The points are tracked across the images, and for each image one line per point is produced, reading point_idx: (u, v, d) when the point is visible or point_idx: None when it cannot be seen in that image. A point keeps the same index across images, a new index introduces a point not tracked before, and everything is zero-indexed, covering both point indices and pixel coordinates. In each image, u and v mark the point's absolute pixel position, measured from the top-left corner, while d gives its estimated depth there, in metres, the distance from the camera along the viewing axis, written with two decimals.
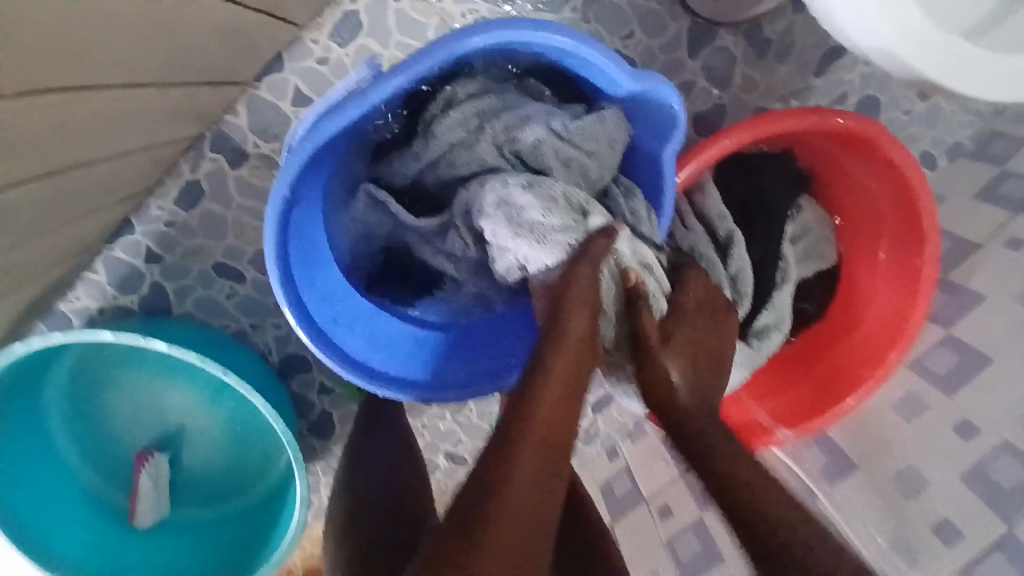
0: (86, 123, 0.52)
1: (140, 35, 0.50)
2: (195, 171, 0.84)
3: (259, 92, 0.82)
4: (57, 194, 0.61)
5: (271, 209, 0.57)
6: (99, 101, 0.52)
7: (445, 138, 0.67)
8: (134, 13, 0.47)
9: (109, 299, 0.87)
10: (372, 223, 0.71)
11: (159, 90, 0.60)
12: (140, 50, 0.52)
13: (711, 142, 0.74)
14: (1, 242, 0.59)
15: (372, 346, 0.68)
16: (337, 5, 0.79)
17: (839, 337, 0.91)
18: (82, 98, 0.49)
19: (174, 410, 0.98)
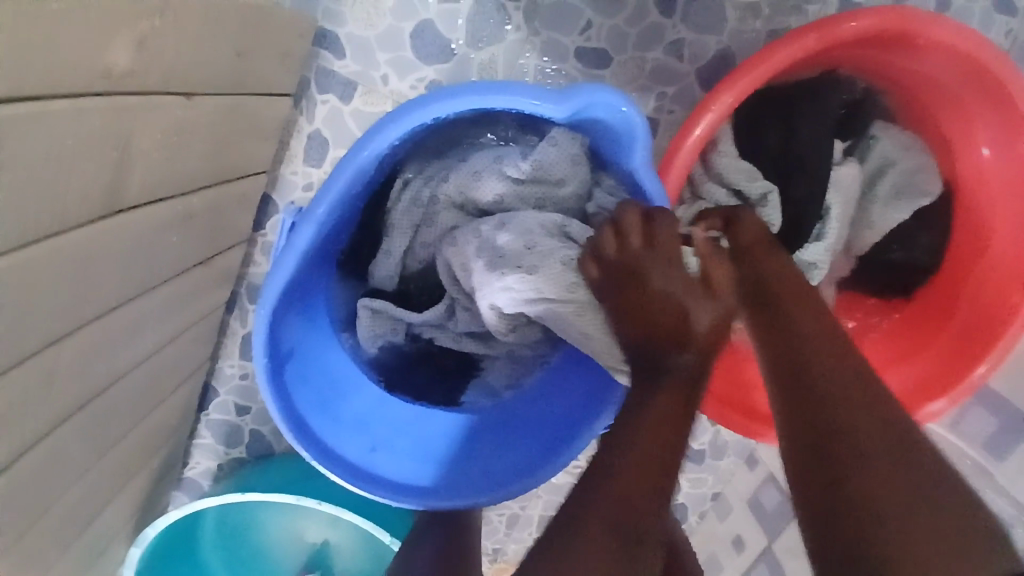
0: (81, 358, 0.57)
1: (118, 264, 0.53)
2: (245, 327, 0.90)
3: (268, 238, 0.86)
4: (112, 411, 0.67)
5: (258, 375, 0.56)
6: (98, 334, 0.56)
7: (410, 219, 0.65)
8: (100, 254, 0.50)
9: (222, 454, 0.98)
10: (383, 329, 0.69)
11: (157, 295, 0.64)
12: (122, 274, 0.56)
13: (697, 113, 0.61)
14: (88, 465, 0.66)
15: (415, 459, 0.66)
16: (298, 131, 0.80)
17: (969, 266, 0.71)
18: (80, 340, 0.53)
19: (315, 524, 1.05)
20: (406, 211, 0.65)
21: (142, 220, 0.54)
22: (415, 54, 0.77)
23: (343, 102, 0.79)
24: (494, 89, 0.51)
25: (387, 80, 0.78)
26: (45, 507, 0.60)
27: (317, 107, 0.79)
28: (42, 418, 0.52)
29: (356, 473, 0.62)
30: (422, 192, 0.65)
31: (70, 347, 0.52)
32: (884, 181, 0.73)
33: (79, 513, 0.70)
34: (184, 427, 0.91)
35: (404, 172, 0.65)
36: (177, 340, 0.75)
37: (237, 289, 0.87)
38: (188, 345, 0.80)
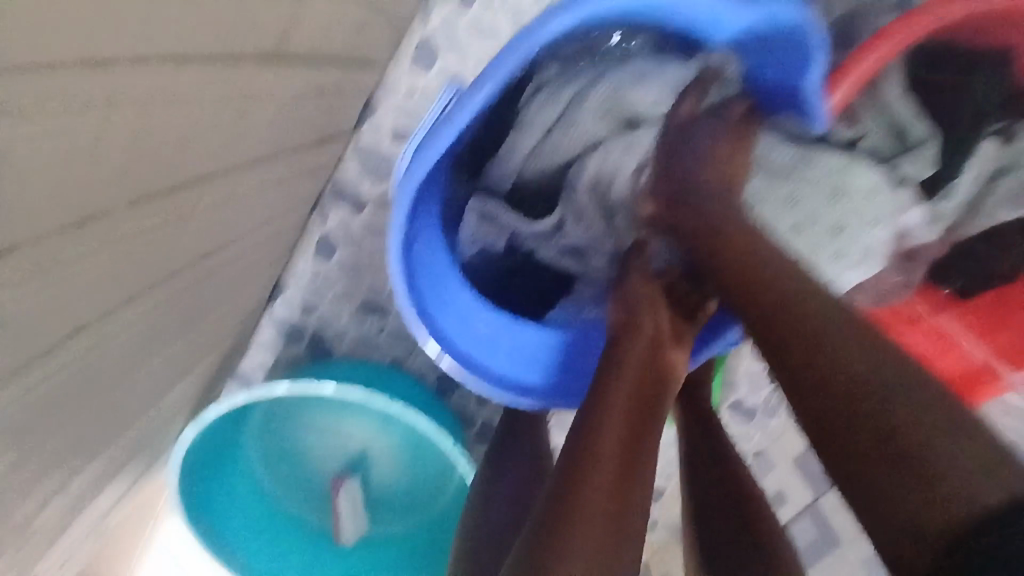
0: (195, 225, 0.55)
1: (237, 122, 0.52)
2: (325, 226, 0.90)
3: (363, 137, 0.84)
4: (200, 285, 0.66)
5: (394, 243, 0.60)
6: (207, 197, 0.54)
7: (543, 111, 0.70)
8: (232, 101, 0.49)
9: (279, 349, 0.98)
10: (489, 233, 0.74)
11: (259, 171, 0.63)
12: (239, 130, 0.54)
13: (862, 55, 0.63)
14: (175, 326, 0.66)
15: (513, 363, 0.71)
16: (412, 31, 0.79)
17: None
18: (193, 197, 0.52)
19: (363, 434, 1.05)
20: (541, 109, 0.69)
21: (263, 80, 0.52)
22: None
23: (462, 4, 0.77)
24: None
25: None
26: (136, 363, 0.61)
27: (435, 7, 0.78)
28: (148, 272, 0.52)
29: (465, 360, 0.69)
30: (563, 96, 0.69)
31: (188, 198, 0.51)
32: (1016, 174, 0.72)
33: (156, 378, 0.70)
34: (252, 316, 0.92)
35: (539, 79, 0.68)
36: (265, 222, 0.75)
37: (324, 187, 0.87)
38: (271, 231, 0.79)
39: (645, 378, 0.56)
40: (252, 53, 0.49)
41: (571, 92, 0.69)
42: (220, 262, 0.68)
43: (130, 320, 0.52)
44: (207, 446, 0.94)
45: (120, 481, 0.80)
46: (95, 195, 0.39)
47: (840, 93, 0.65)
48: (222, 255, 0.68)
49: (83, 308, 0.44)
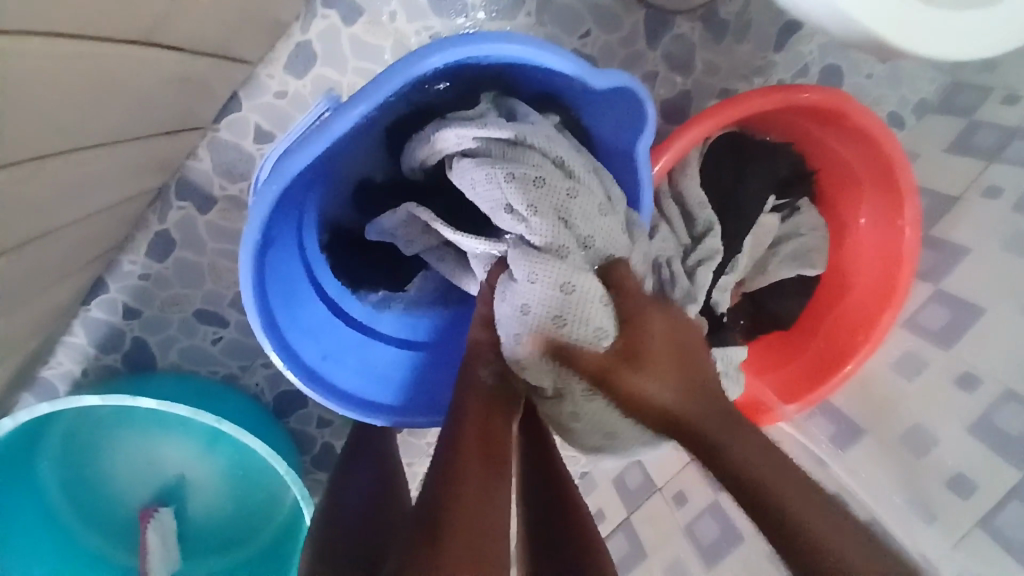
0: (15, 201, 0.50)
1: (80, 99, 0.48)
2: (164, 223, 0.83)
3: (220, 134, 0.81)
4: (11, 274, 0.58)
5: (247, 245, 0.56)
6: (34, 174, 0.49)
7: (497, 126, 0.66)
8: (80, 78, 0.46)
9: (89, 357, 0.87)
10: (400, 234, 0.74)
11: (98, 153, 0.58)
12: (88, 110, 0.51)
13: (680, 133, 0.76)
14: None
15: (360, 377, 0.71)
16: (287, 37, 0.78)
17: (831, 307, 0.92)
18: (19, 174, 0.47)
19: (180, 457, 0.97)
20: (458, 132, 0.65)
21: (118, 60, 0.49)
22: (427, 2, 0.80)
23: (344, 23, 0.79)
24: (551, 46, 0.57)
25: (394, 17, 0.79)
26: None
27: (314, 20, 0.78)
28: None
29: (312, 375, 0.66)
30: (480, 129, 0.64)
31: (20, 175, 0.47)
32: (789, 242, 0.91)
33: None
34: (62, 318, 0.81)
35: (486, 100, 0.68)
36: (99, 213, 0.69)
37: (167, 181, 0.81)
38: (106, 222, 0.73)
39: (492, 402, 0.55)
40: (110, 31, 0.46)
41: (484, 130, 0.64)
42: (38, 250, 0.61)
43: None
44: None
45: None
46: None
47: (661, 161, 0.78)
48: (42, 242, 0.61)
49: None
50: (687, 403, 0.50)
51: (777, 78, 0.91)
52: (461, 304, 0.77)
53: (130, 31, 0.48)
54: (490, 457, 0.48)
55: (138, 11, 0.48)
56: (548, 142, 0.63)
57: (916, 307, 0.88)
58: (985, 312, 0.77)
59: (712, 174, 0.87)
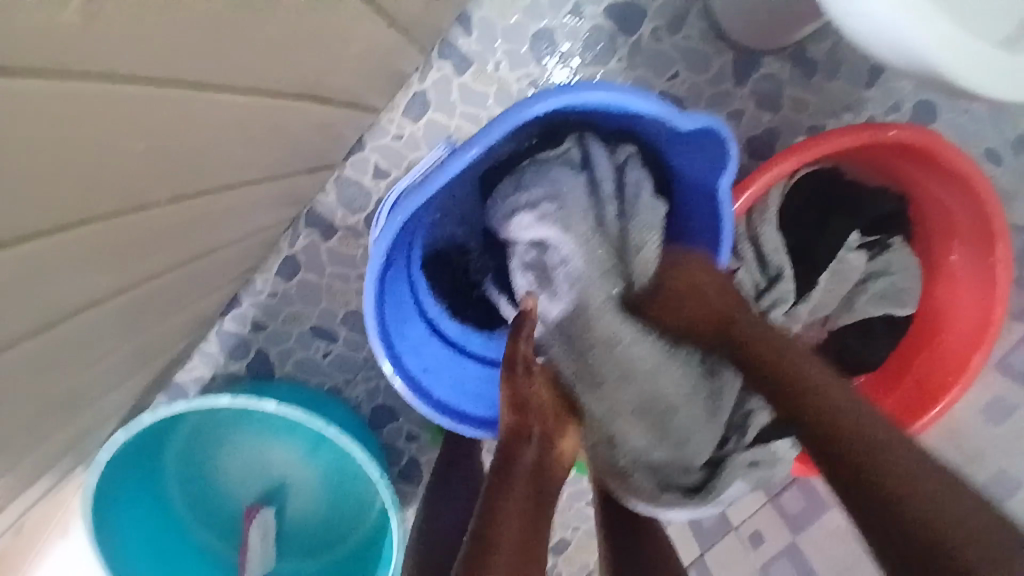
0: (192, 225, 0.61)
1: (252, 143, 0.60)
2: (292, 247, 0.96)
3: (345, 172, 0.93)
4: (175, 283, 0.71)
5: (371, 264, 0.66)
6: (208, 204, 0.61)
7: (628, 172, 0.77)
8: (254, 126, 0.57)
9: (219, 365, 1.00)
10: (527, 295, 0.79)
11: (254, 190, 0.70)
12: (254, 154, 0.62)
13: (765, 169, 0.80)
14: (145, 320, 0.71)
15: (454, 390, 0.78)
16: (407, 86, 0.89)
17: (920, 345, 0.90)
18: (197, 204, 0.59)
19: (283, 460, 1.08)
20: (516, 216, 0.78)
21: (282, 114, 0.61)
22: (530, 53, 0.89)
23: (455, 72, 0.89)
24: (644, 95, 0.64)
25: (499, 65, 0.89)
26: (111, 343, 0.65)
27: (431, 71, 0.89)
28: (137, 270, 0.58)
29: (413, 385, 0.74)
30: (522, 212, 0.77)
31: (195, 205, 0.59)
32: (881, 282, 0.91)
33: (109, 371, 0.73)
34: (204, 326, 0.94)
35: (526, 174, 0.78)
36: (242, 240, 0.82)
37: (299, 211, 0.93)
38: (245, 248, 0.85)
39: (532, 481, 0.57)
40: (281, 87, 0.57)
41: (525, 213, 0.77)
42: (197, 267, 0.74)
43: (117, 300, 0.58)
44: (126, 460, 0.93)
45: (42, 476, 0.79)
46: (127, 193, 0.45)
47: (744, 197, 0.82)
48: (201, 261, 0.73)
49: (89, 285, 0.50)
50: (810, 390, 0.56)
51: (867, 116, 0.93)
52: None
53: (295, 90, 0.60)
54: (527, 543, 0.49)
55: (302, 74, 0.59)
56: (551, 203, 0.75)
57: (1010, 348, 0.85)
58: None
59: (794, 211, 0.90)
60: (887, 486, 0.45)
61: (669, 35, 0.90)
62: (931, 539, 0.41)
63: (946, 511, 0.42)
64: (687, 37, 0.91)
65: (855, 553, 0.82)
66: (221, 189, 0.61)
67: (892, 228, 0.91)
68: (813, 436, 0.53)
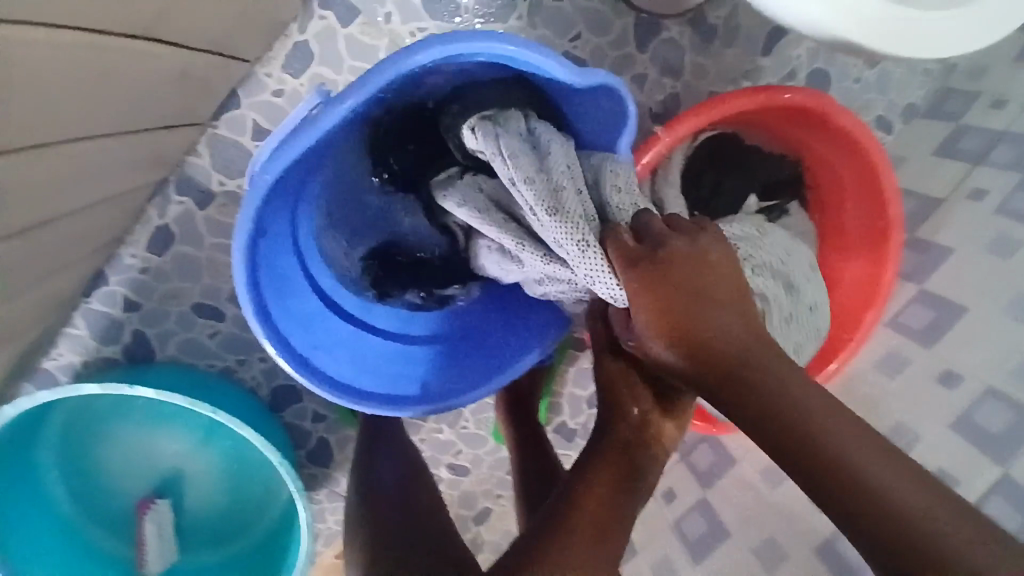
0: (14, 189, 0.51)
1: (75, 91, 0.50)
2: (163, 216, 0.85)
3: (218, 131, 0.83)
4: (13, 261, 0.60)
5: (237, 234, 0.58)
6: (29, 163, 0.51)
7: (503, 142, 0.63)
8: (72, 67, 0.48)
9: (92, 350, 0.89)
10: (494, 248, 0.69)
11: (91, 146, 0.60)
12: (79, 104, 0.53)
13: (665, 130, 0.78)
14: None
15: (353, 369, 0.73)
16: (286, 36, 0.80)
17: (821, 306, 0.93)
18: (14, 165, 0.49)
19: (174, 449, 0.98)
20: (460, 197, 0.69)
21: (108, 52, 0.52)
22: (423, 5, 0.82)
23: (340, 24, 0.81)
24: (533, 46, 0.59)
25: (389, 19, 0.82)
26: None
27: (313, 21, 0.80)
28: None
29: (303, 367, 0.68)
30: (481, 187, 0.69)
31: (13, 164, 0.49)
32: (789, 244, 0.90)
33: None
34: (61, 308, 0.83)
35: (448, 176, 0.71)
36: (93, 209, 0.71)
37: (167, 176, 0.83)
38: (99, 218, 0.74)
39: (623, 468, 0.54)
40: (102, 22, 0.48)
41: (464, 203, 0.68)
42: (34, 240, 0.63)
43: None
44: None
45: None
46: None
47: (645, 158, 0.79)
48: (42, 229, 0.63)
49: None
50: (743, 366, 0.49)
51: (766, 81, 0.93)
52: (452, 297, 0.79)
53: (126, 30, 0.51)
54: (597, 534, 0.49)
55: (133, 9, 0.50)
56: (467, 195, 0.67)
57: (899, 308, 0.89)
58: (967, 311, 0.78)
59: (693, 175, 0.89)
60: (825, 466, 0.44)
61: None
62: (926, 540, 0.40)
63: (879, 478, 0.43)
64: None
65: (760, 508, 0.84)
66: (41, 147, 0.51)
67: (783, 192, 0.91)
68: (721, 386, 0.50)
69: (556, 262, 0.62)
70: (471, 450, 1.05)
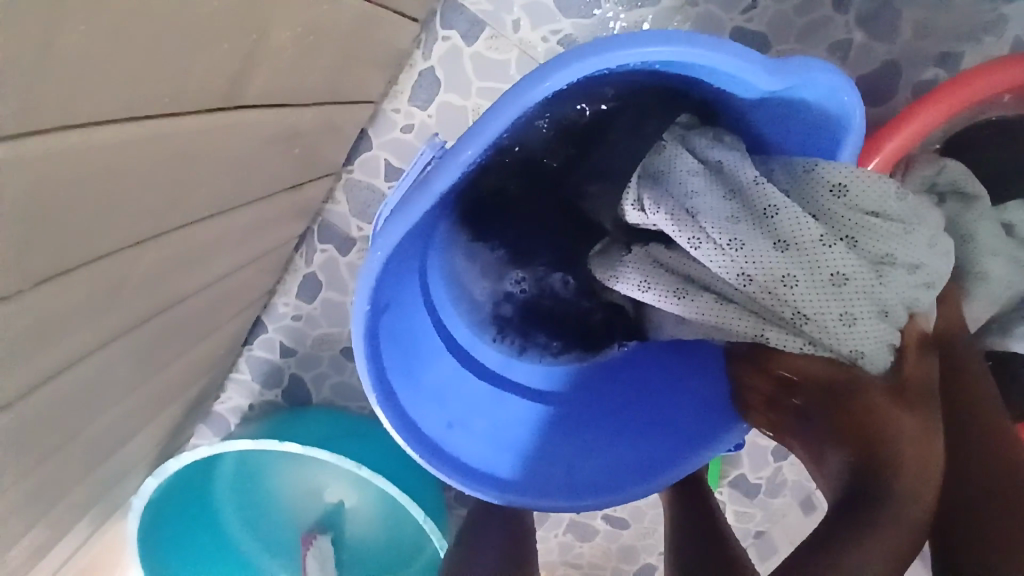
0: (156, 275, 0.50)
1: (211, 172, 0.47)
2: (309, 265, 0.85)
3: (353, 175, 0.80)
4: (167, 333, 0.61)
5: (360, 305, 0.52)
6: (172, 247, 0.48)
7: (706, 220, 0.47)
8: (209, 149, 0.44)
9: (257, 393, 0.92)
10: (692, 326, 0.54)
11: (232, 216, 0.57)
12: (216, 184, 0.49)
13: (897, 122, 0.62)
14: (144, 375, 0.61)
15: (493, 442, 0.64)
16: (411, 66, 0.74)
17: None
18: (158, 250, 0.47)
19: (336, 482, 1.00)
20: (640, 278, 0.54)
21: (245, 128, 0.47)
22: (555, 4, 0.70)
23: (466, 42, 0.72)
24: (714, 44, 0.44)
25: (518, 26, 0.71)
26: (100, 410, 0.56)
27: (437, 43, 0.73)
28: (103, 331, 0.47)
29: (434, 447, 0.60)
30: (654, 262, 0.53)
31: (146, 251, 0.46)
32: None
33: (122, 428, 0.65)
34: (227, 357, 0.86)
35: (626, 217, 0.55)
36: (240, 268, 0.69)
37: (309, 224, 0.82)
38: (247, 276, 0.74)
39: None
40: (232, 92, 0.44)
41: (647, 274, 0.53)
42: (188, 310, 0.63)
43: (83, 375, 0.48)
44: (173, 498, 0.88)
45: (71, 536, 0.73)
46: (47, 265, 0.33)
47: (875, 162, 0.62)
48: (190, 301, 0.62)
49: (34, 371, 0.39)
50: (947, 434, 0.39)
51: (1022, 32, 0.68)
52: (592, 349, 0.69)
53: (258, 96, 0.46)
54: None
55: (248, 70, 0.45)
56: (652, 270, 0.53)
57: None
58: None
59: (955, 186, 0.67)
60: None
61: None
62: None
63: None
64: None
65: None
66: (176, 230, 0.48)
67: None
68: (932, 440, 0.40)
69: (819, 349, 0.43)
70: (632, 503, 0.92)
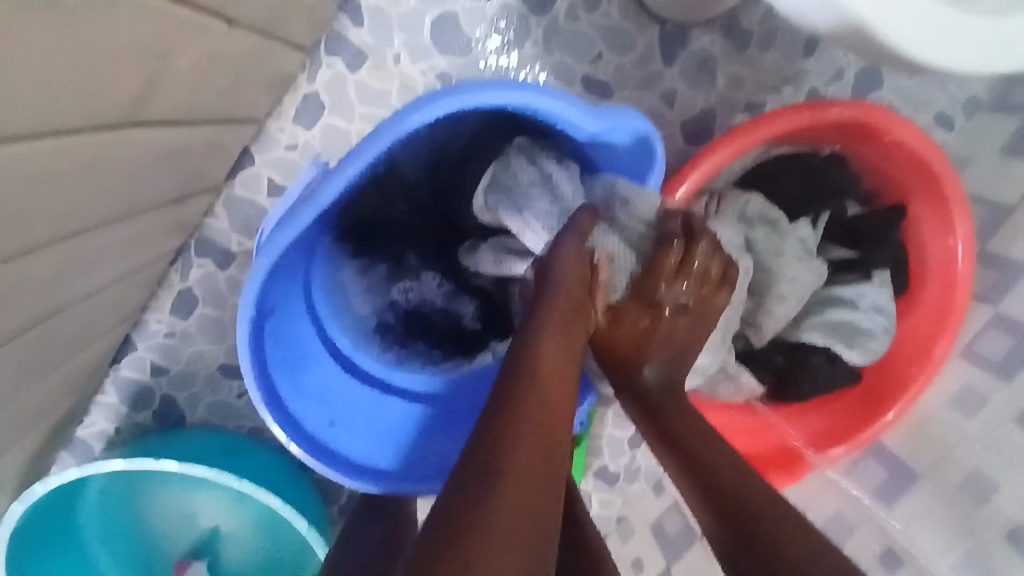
0: (32, 291, 0.49)
1: (97, 189, 0.48)
2: (185, 281, 0.84)
3: (234, 191, 0.81)
4: (33, 352, 0.59)
5: (244, 310, 0.55)
6: (47, 261, 0.48)
7: (528, 215, 0.62)
8: (97, 166, 0.46)
9: (124, 416, 0.88)
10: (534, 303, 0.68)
11: (113, 232, 0.57)
12: (99, 200, 0.50)
13: (709, 150, 0.71)
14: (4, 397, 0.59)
15: (370, 440, 0.70)
16: (294, 89, 0.77)
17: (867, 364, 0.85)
18: (35, 263, 0.47)
19: (211, 504, 0.97)
20: (490, 262, 0.68)
21: (134, 146, 0.49)
22: (432, 43, 0.78)
23: (349, 70, 0.78)
24: (549, 91, 0.54)
25: (399, 60, 0.78)
26: None
27: (321, 70, 0.77)
28: None
29: (317, 448, 0.65)
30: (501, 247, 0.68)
31: (33, 262, 0.47)
32: (847, 287, 0.79)
33: None
34: (93, 377, 0.82)
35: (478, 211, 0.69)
36: (116, 282, 0.69)
37: (186, 240, 0.81)
38: (122, 291, 0.72)
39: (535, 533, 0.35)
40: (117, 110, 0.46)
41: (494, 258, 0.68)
42: (55, 328, 0.61)
43: None
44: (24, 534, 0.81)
45: None
46: None
47: (691, 179, 0.73)
48: (58, 319, 0.60)
49: None
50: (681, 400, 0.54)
51: (803, 92, 0.87)
52: (468, 351, 0.75)
53: (150, 117, 0.48)
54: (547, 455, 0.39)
55: None
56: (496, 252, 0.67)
57: (973, 335, 0.80)
58: None
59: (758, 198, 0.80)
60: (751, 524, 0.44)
61: (588, 14, 0.80)
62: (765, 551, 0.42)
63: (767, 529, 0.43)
64: (608, 12, 0.80)
65: None
66: (61, 243, 0.49)
67: (869, 237, 0.80)
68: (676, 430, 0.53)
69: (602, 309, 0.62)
70: None
